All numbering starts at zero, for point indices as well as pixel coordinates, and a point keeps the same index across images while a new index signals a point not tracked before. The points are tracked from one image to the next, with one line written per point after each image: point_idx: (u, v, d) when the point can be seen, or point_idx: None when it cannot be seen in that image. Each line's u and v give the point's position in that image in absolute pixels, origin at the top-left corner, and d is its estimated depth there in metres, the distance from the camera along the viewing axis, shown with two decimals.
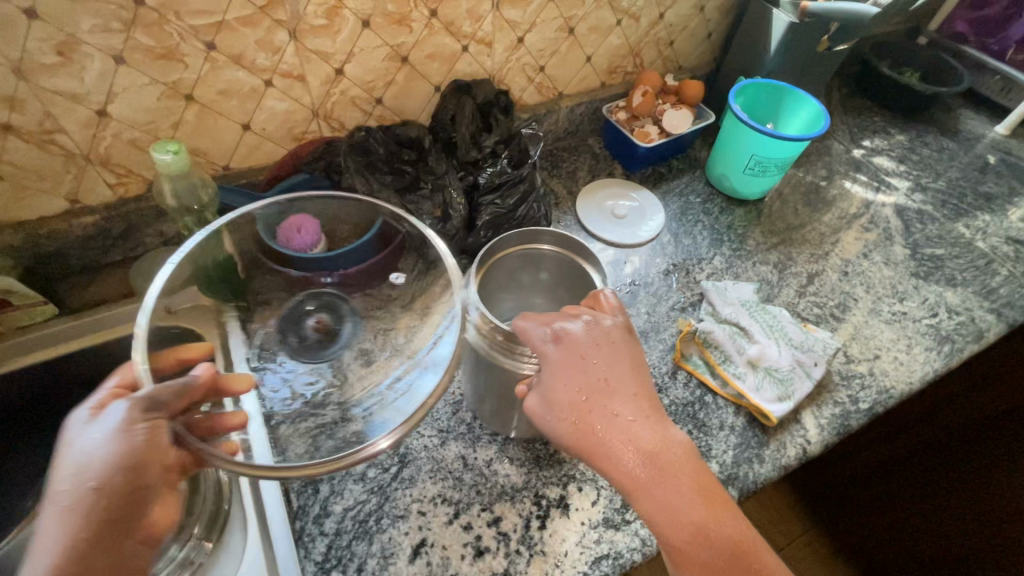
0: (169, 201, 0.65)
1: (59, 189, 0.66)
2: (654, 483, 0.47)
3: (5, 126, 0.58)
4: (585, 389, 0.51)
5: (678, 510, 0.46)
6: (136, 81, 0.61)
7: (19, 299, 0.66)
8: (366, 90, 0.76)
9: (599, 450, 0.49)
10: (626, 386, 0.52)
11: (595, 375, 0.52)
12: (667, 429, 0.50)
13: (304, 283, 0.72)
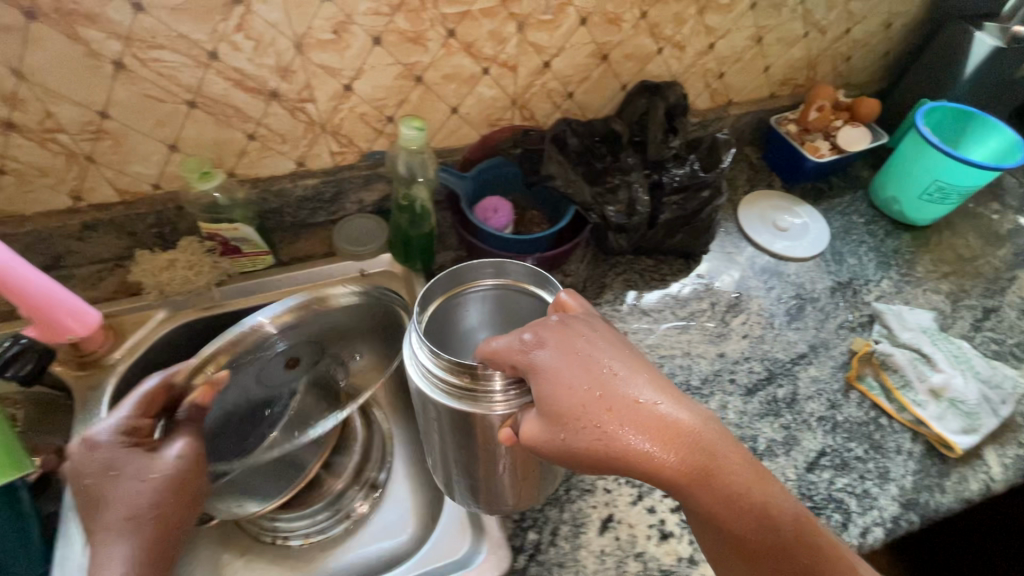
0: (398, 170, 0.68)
1: (294, 152, 0.73)
2: (700, 481, 0.41)
3: (272, 93, 0.65)
4: (591, 391, 0.43)
5: (734, 502, 0.42)
6: (383, 61, 0.66)
7: (250, 247, 0.74)
8: (563, 84, 0.79)
9: (626, 463, 0.42)
10: (636, 369, 0.44)
11: (599, 371, 0.44)
12: (695, 408, 0.43)
13: (489, 260, 0.77)
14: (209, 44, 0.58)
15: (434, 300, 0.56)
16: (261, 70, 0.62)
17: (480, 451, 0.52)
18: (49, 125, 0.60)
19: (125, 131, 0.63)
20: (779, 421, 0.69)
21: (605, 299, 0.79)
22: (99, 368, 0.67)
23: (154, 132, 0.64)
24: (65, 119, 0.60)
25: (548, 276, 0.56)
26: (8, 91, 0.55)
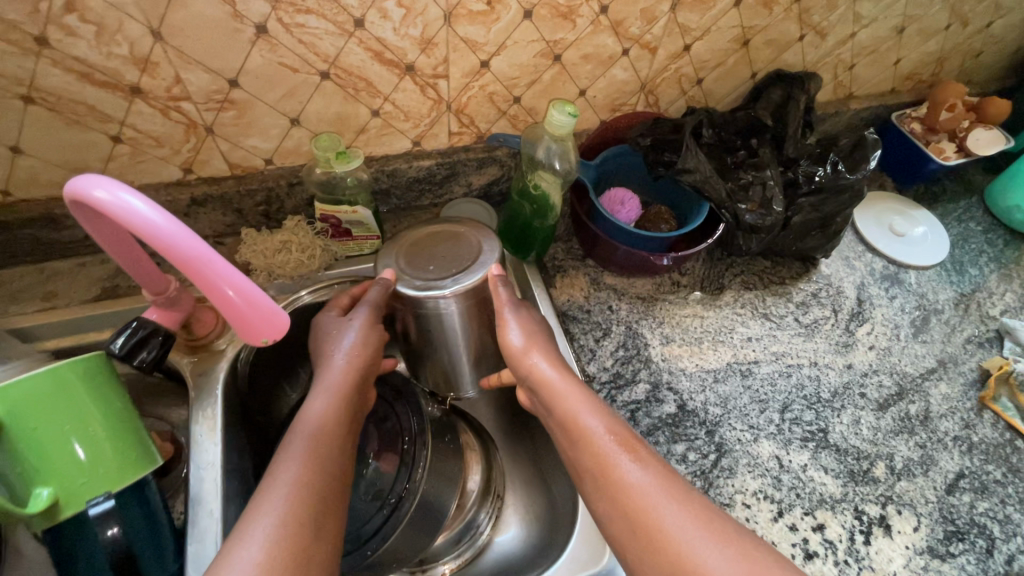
0: (539, 152, 0.64)
1: (413, 131, 0.67)
2: (582, 395, 0.55)
3: (408, 67, 0.60)
4: (522, 351, 0.59)
5: (598, 439, 0.51)
6: (528, 36, 0.61)
7: (359, 231, 0.69)
8: (696, 70, 0.73)
9: (545, 352, 0.59)
10: None
11: (538, 339, 0.60)
12: None
13: (609, 256, 0.73)
14: (359, 11, 0.53)
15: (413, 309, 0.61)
16: (403, 41, 0.57)
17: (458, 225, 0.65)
18: (176, 93, 0.55)
19: (249, 101, 0.58)
20: (914, 439, 0.66)
21: (726, 298, 0.75)
22: (210, 353, 0.63)
23: (280, 104, 0.59)
24: (192, 85, 0.54)
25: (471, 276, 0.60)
26: (140, 53, 0.50)
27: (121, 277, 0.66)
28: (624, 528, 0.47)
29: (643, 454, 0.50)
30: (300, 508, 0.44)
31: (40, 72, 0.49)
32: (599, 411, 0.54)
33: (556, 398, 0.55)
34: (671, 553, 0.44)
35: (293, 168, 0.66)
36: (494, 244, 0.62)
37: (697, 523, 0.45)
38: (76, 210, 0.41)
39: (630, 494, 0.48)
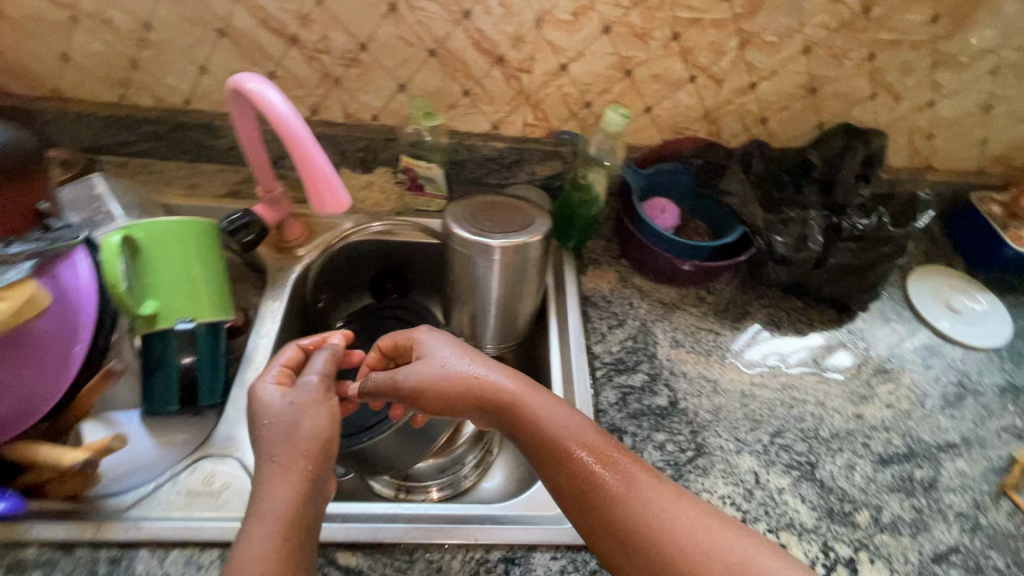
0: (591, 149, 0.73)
1: (494, 115, 0.80)
2: (559, 415, 0.55)
3: (500, 58, 0.72)
4: (457, 374, 0.58)
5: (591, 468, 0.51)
6: (604, 49, 0.71)
7: (430, 188, 0.81)
8: (761, 109, 0.78)
9: (502, 376, 0.58)
10: None
11: (473, 355, 0.60)
12: None
13: (641, 257, 0.80)
14: (468, 4, 0.67)
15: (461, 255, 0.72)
16: (500, 35, 0.70)
17: (521, 200, 0.75)
18: (320, 46, 0.71)
19: (372, 63, 0.73)
20: (911, 501, 0.64)
21: (746, 323, 0.78)
22: (291, 257, 0.77)
23: (394, 70, 0.74)
24: (334, 43, 0.70)
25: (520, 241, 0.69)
26: (305, 11, 0.67)
27: (243, 186, 0.84)
28: (615, 545, 0.48)
29: (620, 460, 0.52)
30: (298, 525, 0.44)
31: (235, 13, 0.68)
32: (579, 433, 0.54)
33: (528, 410, 0.55)
34: (665, 561, 0.46)
35: (391, 127, 0.81)
36: (547, 220, 0.71)
37: (699, 519, 0.48)
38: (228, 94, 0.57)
39: (619, 508, 0.49)
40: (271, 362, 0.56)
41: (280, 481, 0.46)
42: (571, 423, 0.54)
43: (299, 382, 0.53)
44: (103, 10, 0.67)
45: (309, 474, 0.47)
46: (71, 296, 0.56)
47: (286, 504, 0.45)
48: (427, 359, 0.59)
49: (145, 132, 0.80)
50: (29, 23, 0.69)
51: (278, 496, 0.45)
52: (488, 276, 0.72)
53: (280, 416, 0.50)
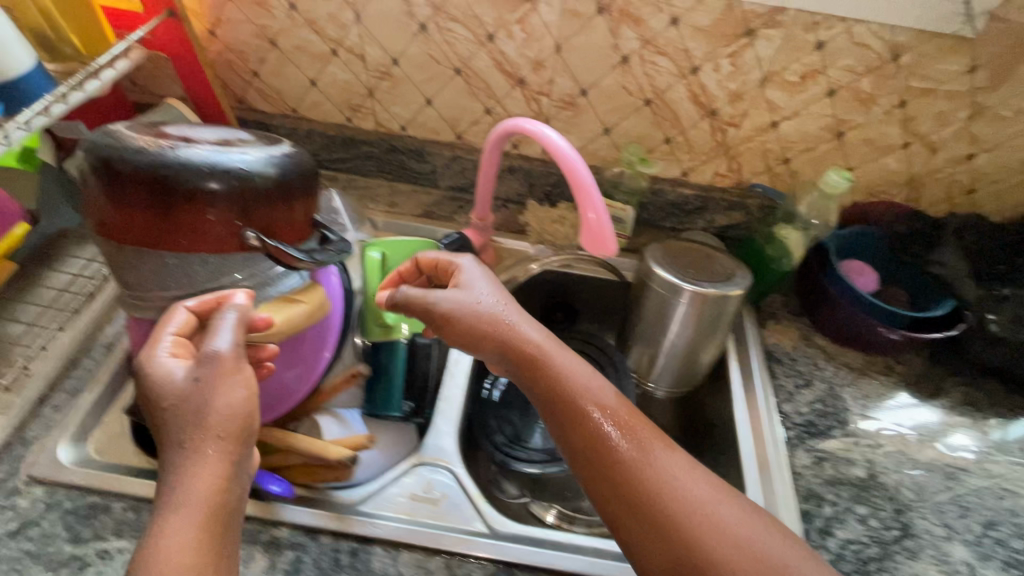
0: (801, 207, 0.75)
1: (688, 162, 0.82)
2: (585, 375, 0.53)
3: (712, 111, 0.74)
4: (493, 317, 0.56)
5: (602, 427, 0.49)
6: (823, 111, 0.72)
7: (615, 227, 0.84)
8: (973, 180, 0.76)
9: (528, 329, 0.56)
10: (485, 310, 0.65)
11: (522, 316, 0.57)
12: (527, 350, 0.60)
13: (828, 319, 0.78)
14: (700, 60, 0.68)
15: (656, 295, 0.74)
16: (720, 91, 0.71)
17: (714, 250, 0.76)
18: (543, 89, 0.76)
19: (586, 107, 0.77)
20: None
21: (941, 400, 0.74)
22: None
23: (604, 115, 0.77)
24: (557, 87, 0.75)
25: (715, 291, 0.70)
26: (541, 57, 0.72)
27: (436, 208, 0.90)
28: (653, 536, 0.44)
29: (617, 412, 0.50)
30: (212, 509, 0.39)
31: (476, 55, 0.73)
32: (584, 377, 0.52)
33: (550, 366, 0.53)
34: (715, 559, 0.42)
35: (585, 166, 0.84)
36: (748, 272, 0.72)
37: (751, 523, 0.44)
38: (496, 129, 0.62)
39: (631, 471, 0.47)
40: (162, 330, 0.47)
41: (193, 468, 0.40)
42: (566, 359, 0.53)
43: (202, 354, 0.44)
44: (361, 46, 0.75)
45: (228, 461, 0.41)
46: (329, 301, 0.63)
47: (204, 490, 0.39)
48: (462, 291, 0.58)
49: (360, 152, 0.88)
50: (294, 53, 0.78)
51: (196, 481, 0.39)
52: (679, 319, 0.73)
53: (183, 397, 0.42)
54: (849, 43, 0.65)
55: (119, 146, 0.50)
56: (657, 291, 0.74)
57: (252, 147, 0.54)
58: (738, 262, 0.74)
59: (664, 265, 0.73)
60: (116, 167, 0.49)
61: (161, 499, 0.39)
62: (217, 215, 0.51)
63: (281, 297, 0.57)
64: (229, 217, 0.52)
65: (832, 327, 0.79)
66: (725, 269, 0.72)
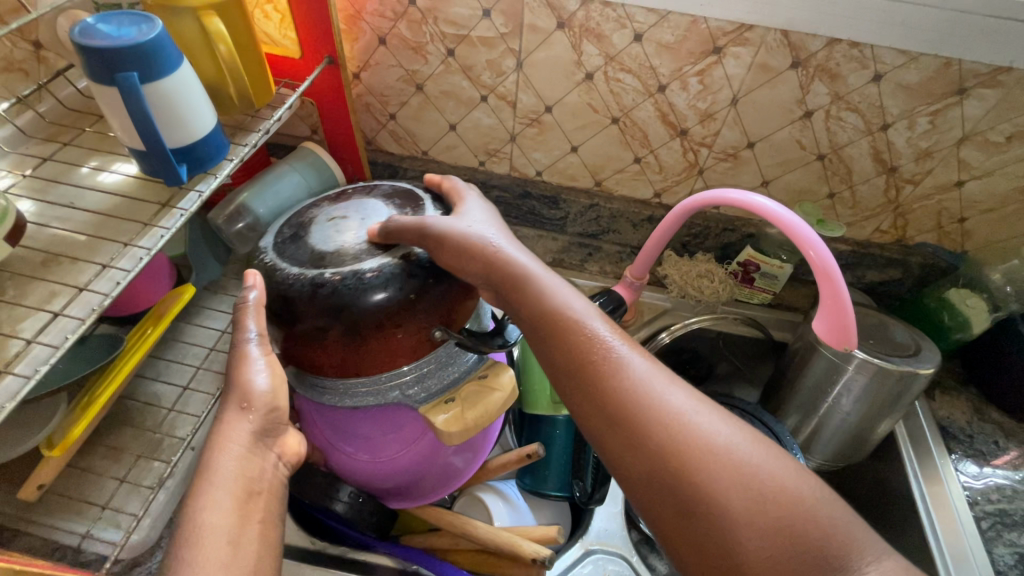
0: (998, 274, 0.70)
1: (848, 218, 0.76)
2: (559, 288, 0.48)
3: (892, 168, 0.69)
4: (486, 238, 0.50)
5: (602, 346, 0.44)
6: (1020, 172, 0.66)
7: (763, 283, 0.79)
8: None
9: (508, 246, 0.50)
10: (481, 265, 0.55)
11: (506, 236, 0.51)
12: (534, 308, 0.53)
13: (1012, 395, 0.71)
14: (894, 117, 0.64)
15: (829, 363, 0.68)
16: (908, 148, 0.66)
17: (885, 317, 0.71)
18: (706, 140, 0.71)
19: (749, 160, 0.72)
20: None
21: None
22: None
23: (768, 168, 0.72)
24: (722, 139, 0.70)
25: (904, 368, 0.64)
26: (712, 109, 0.67)
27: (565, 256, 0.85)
28: (648, 473, 0.40)
29: (640, 351, 0.45)
30: (249, 498, 0.39)
31: (641, 105, 0.69)
32: (574, 299, 0.47)
33: (534, 286, 0.48)
34: (696, 481, 0.39)
35: (732, 217, 0.80)
36: (933, 345, 0.67)
37: (736, 431, 0.41)
38: (708, 200, 0.57)
39: (628, 393, 0.42)
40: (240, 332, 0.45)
41: (226, 435, 0.41)
42: (571, 291, 0.48)
43: (238, 379, 0.43)
44: (515, 92, 0.71)
45: (250, 431, 0.42)
46: None
47: (236, 466, 0.40)
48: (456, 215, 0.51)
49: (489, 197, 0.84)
50: (440, 98, 0.74)
51: (229, 455, 0.40)
52: (854, 392, 0.68)
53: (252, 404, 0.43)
54: None
55: (292, 272, 0.48)
56: (831, 359, 0.68)
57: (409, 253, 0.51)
58: (917, 336, 0.68)
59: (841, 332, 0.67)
60: (293, 297, 0.47)
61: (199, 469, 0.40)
62: (405, 331, 0.49)
63: (468, 383, 0.53)
64: (416, 327, 0.49)
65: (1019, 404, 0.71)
66: (906, 344, 0.67)
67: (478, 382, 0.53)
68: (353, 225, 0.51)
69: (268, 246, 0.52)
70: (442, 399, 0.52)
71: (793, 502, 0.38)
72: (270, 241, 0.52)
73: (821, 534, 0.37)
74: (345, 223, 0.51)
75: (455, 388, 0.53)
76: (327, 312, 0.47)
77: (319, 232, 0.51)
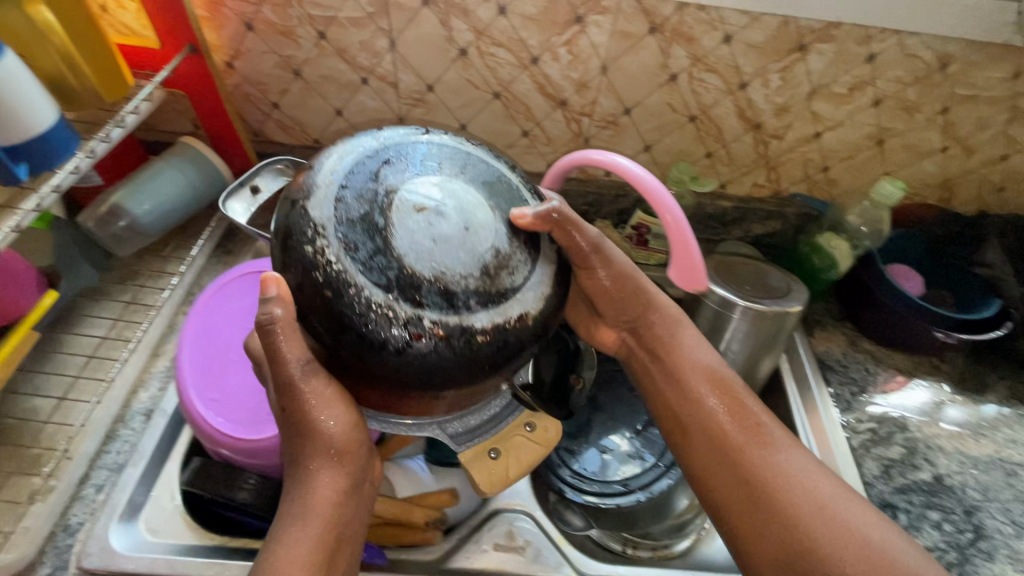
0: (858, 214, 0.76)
1: (728, 174, 0.81)
2: (703, 355, 0.59)
3: (757, 126, 0.74)
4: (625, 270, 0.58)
5: (722, 401, 0.56)
6: (865, 121, 0.72)
7: (656, 244, 0.83)
8: (1004, 178, 0.77)
9: (663, 320, 0.61)
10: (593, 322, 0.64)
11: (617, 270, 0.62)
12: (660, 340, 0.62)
13: (878, 324, 0.79)
14: (749, 76, 0.68)
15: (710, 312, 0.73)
16: (767, 105, 0.71)
17: (763, 264, 0.77)
18: (585, 110, 0.74)
19: (628, 126, 0.75)
20: None
21: (987, 396, 0.77)
22: None
23: (647, 133, 0.76)
24: (600, 107, 0.73)
25: (775, 309, 0.69)
26: (586, 78, 0.70)
27: None
28: (735, 488, 0.51)
29: (778, 430, 0.54)
30: (335, 533, 0.45)
31: (518, 79, 0.71)
32: (716, 364, 0.58)
33: (678, 351, 0.59)
34: (780, 511, 0.49)
35: (623, 183, 0.83)
36: (802, 286, 0.73)
37: (824, 481, 0.50)
38: (563, 166, 0.58)
39: (727, 431, 0.54)
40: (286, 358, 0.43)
41: (315, 478, 0.46)
42: (711, 357, 0.59)
43: (312, 419, 0.44)
44: (394, 73, 0.71)
45: (340, 470, 0.47)
46: None
47: (326, 503, 0.45)
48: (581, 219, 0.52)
49: None
50: (320, 83, 0.73)
51: (322, 492, 0.45)
52: (737, 336, 0.73)
53: (315, 434, 0.45)
54: (900, 55, 0.65)
55: (355, 300, 0.39)
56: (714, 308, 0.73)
57: (525, 286, 0.43)
58: (789, 279, 0.73)
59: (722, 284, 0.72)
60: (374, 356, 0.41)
61: (289, 497, 0.45)
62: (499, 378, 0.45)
63: (515, 434, 0.53)
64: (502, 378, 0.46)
65: (882, 332, 0.79)
66: (779, 286, 0.72)
67: (524, 436, 0.53)
68: (447, 229, 0.40)
69: (326, 225, 0.40)
70: (487, 451, 0.52)
71: (864, 542, 0.46)
72: (330, 217, 0.40)
73: (875, 558, 0.45)
74: (437, 222, 0.40)
75: (500, 439, 0.53)
76: (372, 346, 0.40)
77: (404, 227, 0.40)
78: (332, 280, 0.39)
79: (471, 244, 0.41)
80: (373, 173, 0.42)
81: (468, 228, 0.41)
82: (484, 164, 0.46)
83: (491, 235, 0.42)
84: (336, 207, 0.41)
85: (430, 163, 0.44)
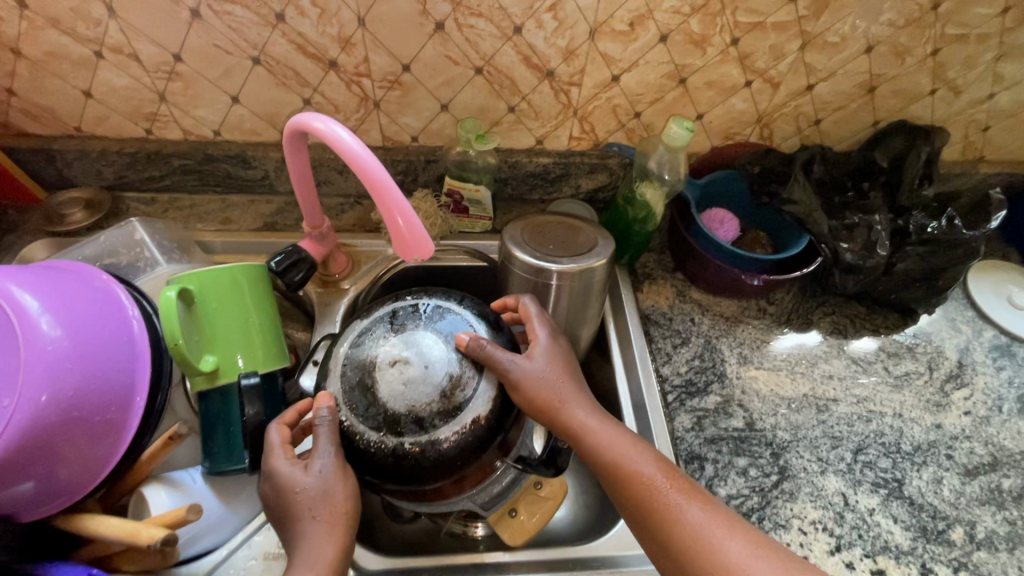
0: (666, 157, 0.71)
1: (540, 129, 0.75)
2: (617, 438, 0.54)
3: (549, 73, 0.68)
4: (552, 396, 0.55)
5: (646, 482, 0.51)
6: (659, 59, 0.68)
7: (475, 210, 0.78)
8: (816, 110, 0.75)
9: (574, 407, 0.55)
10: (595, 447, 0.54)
11: (572, 382, 0.57)
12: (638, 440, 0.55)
13: (702, 271, 0.76)
14: (520, 19, 0.63)
15: (517, 276, 0.68)
16: (551, 49, 0.66)
17: (577, 220, 0.72)
18: (361, 69, 0.67)
19: (414, 85, 0.69)
20: (1002, 513, 0.62)
21: (811, 333, 0.76)
22: (336, 290, 0.75)
23: (437, 91, 0.70)
24: (375, 65, 0.66)
25: (577, 264, 0.65)
26: (347, 34, 0.63)
27: (279, 217, 0.81)
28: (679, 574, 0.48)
29: (698, 498, 0.50)
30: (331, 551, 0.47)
31: (271, 39, 0.63)
32: (630, 446, 0.53)
33: (591, 437, 0.54)
34: None
35: (432, 148, 0.77)
36: (611, 239, 0.70)
37: (750, 544, 0.48)
38: (286, 132, 0.53)
39: (649, 513, 0.50)
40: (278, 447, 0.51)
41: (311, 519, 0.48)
42: (626, 442, 0.53)
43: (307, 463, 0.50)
44: (128, 44, 0.63)
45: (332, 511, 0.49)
46: (130, 343, 0.56)
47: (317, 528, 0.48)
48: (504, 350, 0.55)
49: (174, 165, 0.76)
50: (48, 61, 0.64)
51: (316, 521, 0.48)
52: (547, 299, 0.69)
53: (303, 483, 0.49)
54: None
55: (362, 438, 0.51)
56: (521, 273, 0.67)
57: (475, 395, 0.52)
58: (603, 236, 0.69)
59: (523, 248, 0.67)
60: (376, 468, 0.51)
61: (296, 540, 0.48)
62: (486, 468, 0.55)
63: (525, 493, 0.62)
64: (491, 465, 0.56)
65: (708, 279, 0.77)
66: (586, 243, 0.68)
67: (535, 492, 0.62)
68: (414, 369, 0.52)
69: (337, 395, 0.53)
70: (508, 512, 0.60)
71: None
72: (336, 389, 0.53)
73: None
74: (406, 368, 0.52)
75: (515, 499, 0.61)
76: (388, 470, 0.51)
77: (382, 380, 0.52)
78: (346, 431, 0.52)
79: (429, 379, 0.51)
80: (357, 344, 0.55)
81: (425, 367, 0.52)
82: (434, 308, 0.58)
83: (444, 365, 0.52)
84: (341, 379, 0.54)
85: (399, 320, 0.57)
